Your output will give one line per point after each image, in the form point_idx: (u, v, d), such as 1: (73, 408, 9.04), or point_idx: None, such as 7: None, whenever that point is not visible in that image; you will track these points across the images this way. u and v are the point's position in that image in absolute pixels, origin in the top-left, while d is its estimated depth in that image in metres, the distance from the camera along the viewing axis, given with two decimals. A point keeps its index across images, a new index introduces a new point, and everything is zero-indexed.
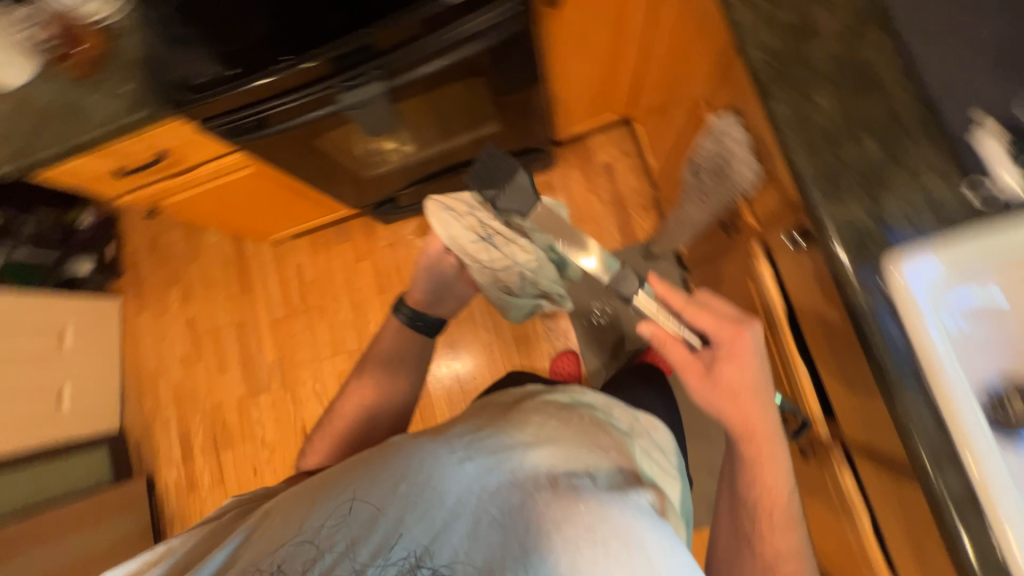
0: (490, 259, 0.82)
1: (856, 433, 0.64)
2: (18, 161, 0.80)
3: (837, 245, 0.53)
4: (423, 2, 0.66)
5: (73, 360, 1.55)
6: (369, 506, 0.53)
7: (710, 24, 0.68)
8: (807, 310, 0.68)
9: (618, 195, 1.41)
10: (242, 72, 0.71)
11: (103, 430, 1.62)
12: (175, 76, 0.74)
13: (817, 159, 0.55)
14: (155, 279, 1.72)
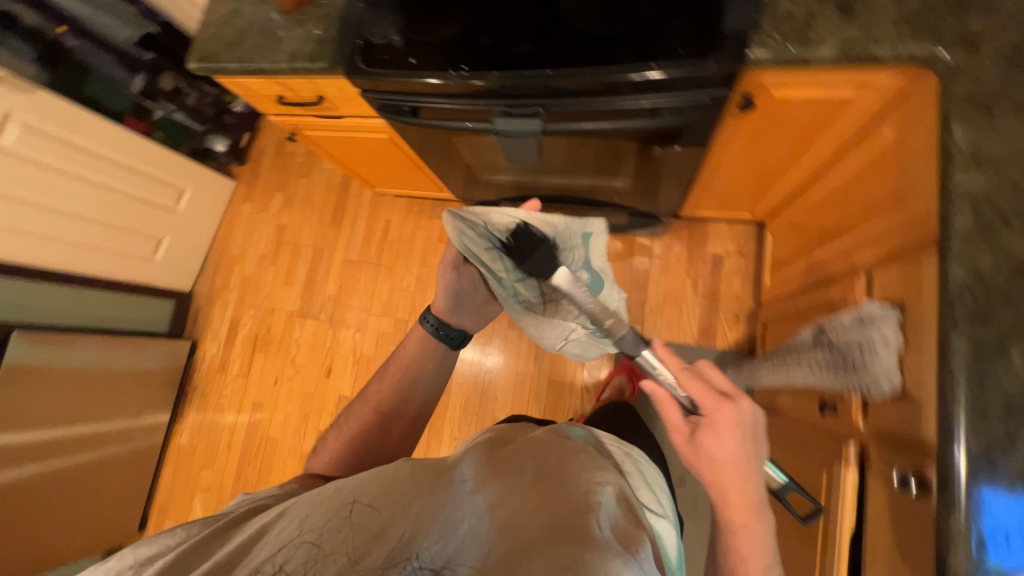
0: (505, 272, 0.76)
1: None
2: (206, 63, 0.87)
3: (959, 529, 0.45)
4: (613, 66, 0.63)
5: (178, 219, 1.72)
6: (384, 517, 0.48)
7: (911, 202, 0.59)
8: (878, 551, 0.59)
9: (713, 292, 1.32)
10: (417, 65, 0.73)
11: (176, 287, 1.79)
12: (359, 44, 0.77)
13: (978, 420, 0.46)
14: (268, 179, 1.87)
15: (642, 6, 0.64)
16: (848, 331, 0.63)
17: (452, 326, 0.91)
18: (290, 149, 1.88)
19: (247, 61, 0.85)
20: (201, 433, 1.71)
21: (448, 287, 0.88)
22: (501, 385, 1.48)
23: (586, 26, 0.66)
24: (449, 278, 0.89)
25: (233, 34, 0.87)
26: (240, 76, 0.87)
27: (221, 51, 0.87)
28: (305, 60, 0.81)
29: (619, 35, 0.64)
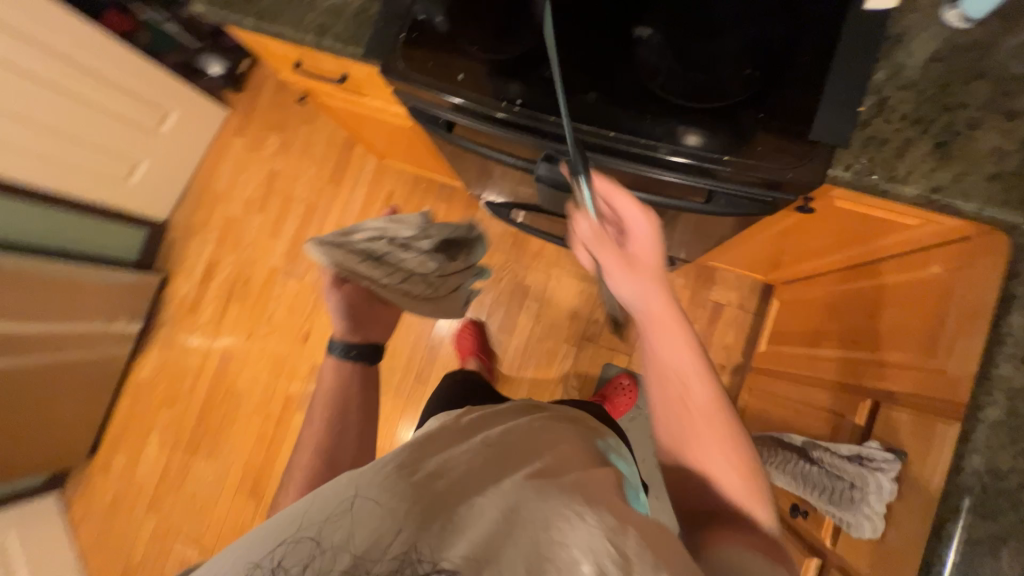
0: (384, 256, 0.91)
1: None
2: (215, 8, 0.74)
3: None
4: (686, 149, 0.57)
5: (159, 143, 1.56)
6: (385, 508, 0.40)
7: (941, 358, 0.59)
8: None
9: (705, 338, 1.32)
10: (465, 86, 0.64)
11: (150, 215, 1.66)
12: (400, 37, 0.66)
13: None
14: (265, 115, 1.70)
15: (731, 84, 0.57)
16: (846, 465, 0.63)
17: (348, 342, 0.94)
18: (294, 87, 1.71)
19: (265, 19, 0.72)
20: (163, 373, 1.65)
21: (335, 305, 0.94)
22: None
23: (664, 91, 0.59)
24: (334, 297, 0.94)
25: None
26: (255, 34, 0.75)
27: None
28: (335, 39, 0.70)
29: (698, 112, 0.57)
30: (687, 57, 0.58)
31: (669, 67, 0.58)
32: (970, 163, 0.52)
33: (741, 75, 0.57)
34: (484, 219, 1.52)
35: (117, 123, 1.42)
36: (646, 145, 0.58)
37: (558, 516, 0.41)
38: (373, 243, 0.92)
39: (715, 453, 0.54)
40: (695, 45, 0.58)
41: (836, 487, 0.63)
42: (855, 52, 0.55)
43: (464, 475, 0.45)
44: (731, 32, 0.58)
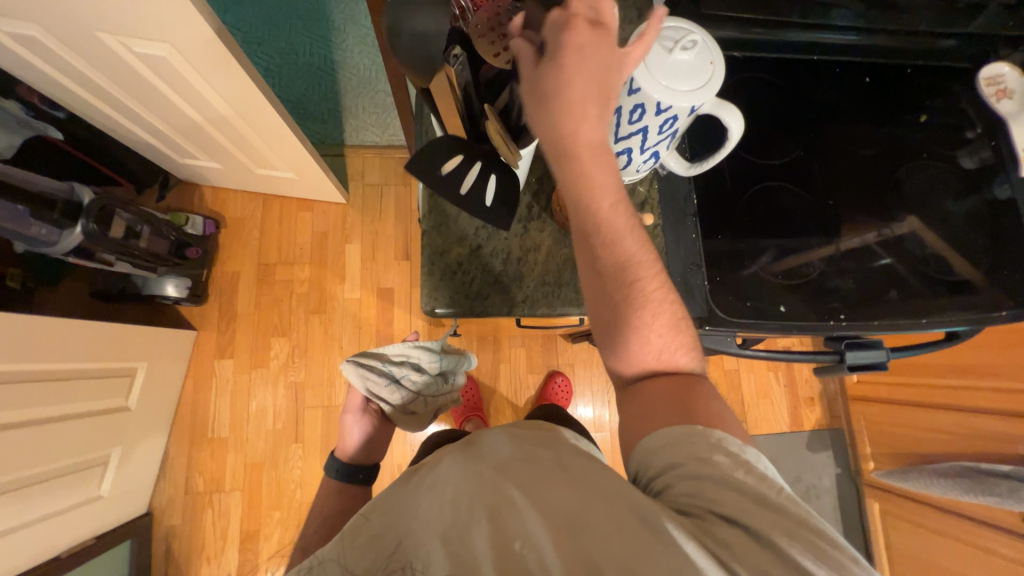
0: (402, 387, 0.90)
1: None
2: (466, 308, 0.61)
3: None
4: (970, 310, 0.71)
5: (135, 416, 1.13)
6: (368, 524, 0.47)
7: None
8: None
9: (793, 382, 1.52)
10: (786, 318, 0.69)
11: (129, 513, 1.17)
12: (708, 291, 0.69)
13: None
14: (256, 319, 1.36)
15: (969, 256, 0.73)
16: None
17: (359, 463, 0.91)
18: (280, 276, 1.39)
19: (539, 303, 0.63)
20: None
21: (360, 428, 0.95)
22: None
23: (932, 268, 0.73)
24: (363, 418, 0.96)
25: (498, 263, 0.63)
26: (519, 319, 0.64)
27: (487, 289, 0.62)
28: None
29: (967, 275, 0.73)
30: (938, 244, 0.74)
31: (942, 237, 0.74)
32: None
33: (977, 244, 0.74)
34: (567, 349, 1.46)
35: (81, 423, 0.98)
36: (934, 315, 0.70)
37: (478, 513, 0.42)
38: (399, 365, 0.91)
39: (646, 326, 0.52)
40: (942, 228, 0.75)
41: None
42: None
43: (428, 488, 0.47)
44: (956, 210, 0.76)
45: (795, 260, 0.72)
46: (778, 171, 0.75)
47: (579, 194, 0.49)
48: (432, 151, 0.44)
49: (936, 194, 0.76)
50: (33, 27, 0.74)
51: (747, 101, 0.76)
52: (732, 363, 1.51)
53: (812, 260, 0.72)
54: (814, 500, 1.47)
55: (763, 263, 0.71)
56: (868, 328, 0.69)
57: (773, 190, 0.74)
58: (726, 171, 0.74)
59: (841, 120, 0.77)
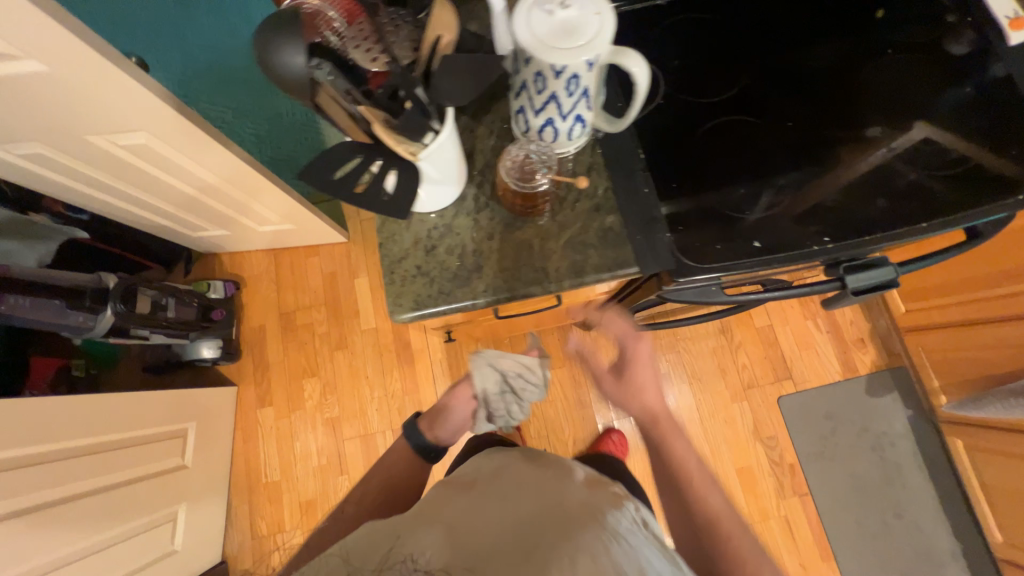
0: (507, 403, 0.80)
1: None
2: (429, 307, 0.63)
3: None
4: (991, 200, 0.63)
5: (193, 473, 1.23)
6: (437, 520, 0.54)
7: None
8: None
9: (836, 326, 1.41)
10: (769, 250, 0.64)
11: (206, 565, 1.26)
12: (679, 239, 0.65)
13: None
14: (286, 365, 1.44)
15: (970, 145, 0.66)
16: None
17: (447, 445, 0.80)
18: (301, 321, 1.47)
19: (501, 289, 0.63)
20: None
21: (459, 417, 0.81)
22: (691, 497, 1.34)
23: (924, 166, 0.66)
24: (467, 409, 0.82)
25: (454, 258, 0.64)
26: (486, 308, 0.64)
27: (448, 285, 0.64)
28: (595, 271, 0.64)
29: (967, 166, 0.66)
30: (926, 138, 0.67)
31: (931, 130, 0.67)
32: None
33: (978, 129, 0.67)
34: (585, 338, 1.44)
35: (144, 485, 1.08)
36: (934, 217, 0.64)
37: (542, 542, 0.49)
38: (517, 379, 0.78)
39: (732, 547, 0.64)
40: (929, 120, 0.68)
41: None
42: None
43: (500, 512, 0.54)
44: (942, 98, 0.69)
45: (767, 187, 0.68)
46: (729, 105, 0.72)
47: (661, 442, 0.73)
48: (336, 154, 0.49)
49: (912, 90, 0.70)
50: (37, 145, 0.85)
51: (683, 44, 0.74)
52: (762, 318, 1.43)
53: (785, 188, 0.68)
54: (887, 447, 1.34)
55: (734, 200, 0.67)
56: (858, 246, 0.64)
57: (728, 126, 0.71)
58: (673, 120, 0.72)
59: (791, 38, 0.74)
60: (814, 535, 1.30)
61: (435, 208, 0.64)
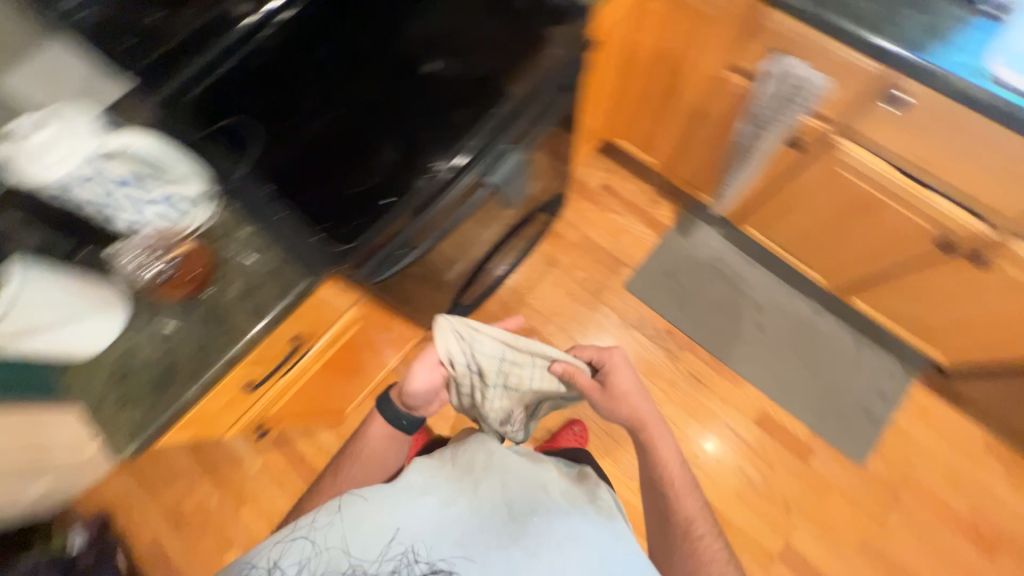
0: (471, 374, 0.89)
1: (1008, 204, 0.82)
2: (146, 429, 0.64)
3: (950, 78, 0.73)
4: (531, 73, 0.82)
5: None
6: (409, 504, 0.67)
7: (719, 16, 0.93)
8: (920, 151, 0.86)
9: (627, 202, 1.62)
10: (399, 198, 0.74)
11: None
12: (327, 230, 0.71)
13: (889, 38, 0.76)
14: (200, 555, 1.34)
15: (498, 39, 0.82)
16: (781, 86, 0.92)
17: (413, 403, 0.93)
18: (192, 505, 1.38)
19: (201, 372, 0.67)
20: None
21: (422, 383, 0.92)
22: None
23: (484, 67, 0.82)
24: (434, 375, 0.93)
25: (150, 371, 0.66)
26: (205, 392, 0.67)
27: (156, 398, 0.65)
28: (276, 301, 0.70)
29: (511, 44, 0.82)
30: (469, 46, 0.81)
31: (471, 40, 0.82)
32: None
33: (501, 23, 0.83)
34: None
35: None
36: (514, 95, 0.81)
37: (499, 526, 0.66)
38: (485, 353, 0.88)
39: (697, 524, 0.84)
40: (464, 34, 0.82)
41: (780, 90, 0.93)
42: None
43: (462, 495, 0.70)
44: (469, 13, 0.84)
45: (378, 148, 0.76)
46: (322, 99, 0.79)
47: (644, 445, 0.88)
48: None
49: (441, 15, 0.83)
50: None
51: (251, 76, 0.80)
52: (574, 231, 1.60)
53: (392, 141, 0.76)
54: (721, 267, 1.53)
55: (357, 174, 0.75)
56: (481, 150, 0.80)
57: (323, 118, 0.78)
58: (273, 139, 0.76)
59: (335, 27, 0.83)
60: (714, 369, 1.44)
61: (96, 345, 0.65)
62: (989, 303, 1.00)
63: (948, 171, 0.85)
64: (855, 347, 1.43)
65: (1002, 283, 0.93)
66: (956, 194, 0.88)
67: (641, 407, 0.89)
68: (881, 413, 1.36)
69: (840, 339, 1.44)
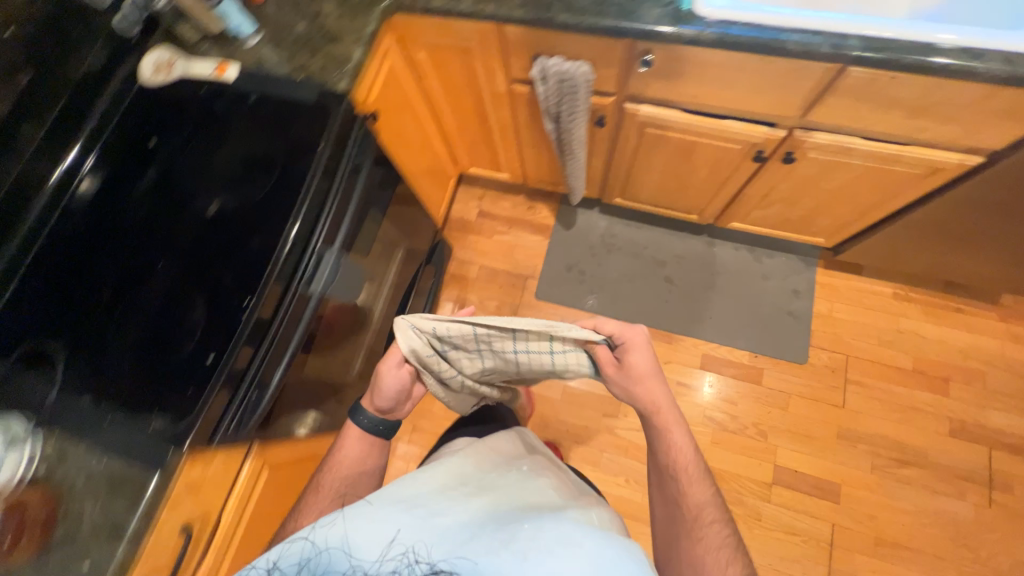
0: (448, 360, 0.78)
1: (783, 107, 0.88)
2: None
3: (671, 29, 0.78)
4: (312, 166, 0.78)
5: None
6: (423, 507, 0.59)
7: (474, 44, 0.97)
8: (692, 91, 0.91)
9: (507, 218, 1.65)
10: (220, 352, 0.69)
11: None
12: (160, 418, 0.68)
13: (608, 14, 0.80)
14: None
15: (267, 151, 0.80)
16: (550, 83, 0.96)
17: (386, 405, 0.82)
18: None
19: None
20: None
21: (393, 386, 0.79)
22: (574, 414, 1.43)
23: (261, 184, 0.78)
24: (403, 374, 0.79)
25: None
26: None
27: None
28: (134, 511, 0.66)
29: (290, 147, 0.80)
30: (242, 170, 0.79)
31: (241, 163, 0.79)
32: (343, 32, 0.88)
33: (264, 136, 0.81)
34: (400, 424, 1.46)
35: None
36: (306, 194, 0.76)
37: (501, 526, 0.58)
38: (457, 340, 0.74)
39: (702, 501, 0.80)
40: (233, 161, 0.80)
41: (551, 87, 0.96)
42: (258, 85, 0.85)
43: (473, 506, 0.62)
44: (232, 139, 0.82)
45: (185, 311, 0.72)
46: (121, 280, 0.76)
47: (657, 426, 0.81)
48: None
49: (216, 144, 0.82)
50: None
51: (37, 292, 0.76)
52: (471, 266, 1.61)
53: (196, 299, 0.72)
54: (612, 240, 1.57)
55: (173, 346, 0.71)
56: (283, 261, 0.73)
57: (124, 302, 0.75)
58: (78, 348, 0.72)
59: (115, 204, 0.81)
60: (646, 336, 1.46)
61: None
62: (822, 185, 1.07)
63: (723, 99, 0.91)
64: (754, 259, 1.49)
65: (820, 168, 1.00)
66: (741, 113, 0.94)
67: (658, 387, 0.80)
68: (801, 308, 1.43)
69: (739, 258, 1.50)
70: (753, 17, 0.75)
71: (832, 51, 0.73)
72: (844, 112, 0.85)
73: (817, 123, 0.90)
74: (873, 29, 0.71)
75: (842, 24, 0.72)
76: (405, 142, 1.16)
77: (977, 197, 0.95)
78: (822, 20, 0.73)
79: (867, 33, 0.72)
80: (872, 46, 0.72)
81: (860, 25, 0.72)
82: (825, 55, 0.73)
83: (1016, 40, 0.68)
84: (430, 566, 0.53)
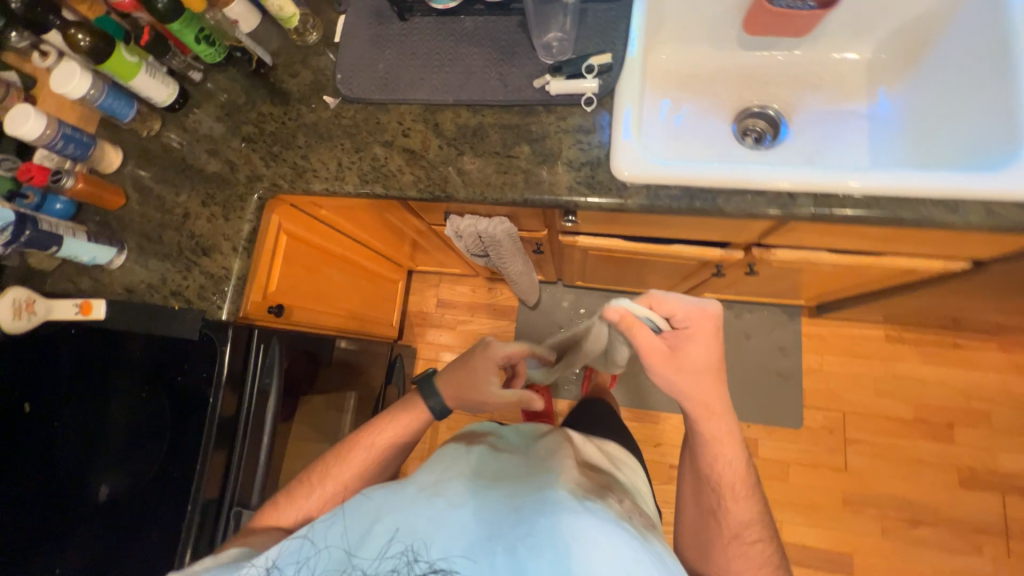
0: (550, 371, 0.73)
1: (736, 236, 0.76)
2: None
3: (588, 198, 0.65)
4: (205, 427, 0.68)
5: None
6: (422, 497, 0.49)
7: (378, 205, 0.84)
8: (631, 228, 0.79)
9: (468, 305, 1.54)
10: None
11: None
12: None
13: (511, 186, 0.68)
14: None
15: (159, 410, 0.71)
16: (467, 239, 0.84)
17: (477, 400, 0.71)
18: None
19: None
20: None
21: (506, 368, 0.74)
22: None
23: (161, 451, 0.70)
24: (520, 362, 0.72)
25: None
26: None
27: None
28: None
29: (178, 402, 0.71)
30: (136, 438, 0.71)
31: (135, 429, 0.71)
32: (219, 239, 0.76)
33: (152, 390, 0.72)
34: None
35: None
36: (209, 459, 0.68)
37: (519, 518, 0.45)
38: None
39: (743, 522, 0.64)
40: (126, 427, 0.72)
41: (470, 241, 0.84)
42: (130, 322, 0.74)
43: (490, 484, 0.51)
44: (119, 396, 0.73)
45: None
46: None
47: (705, 434, 0.65)
48: None
49: (103, 405, 0.73)
50: None
51: None
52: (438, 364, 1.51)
53: None
54: (582, 316, 1.47)
55: None
56: (197, 544, 0.66)
57: None
58: None
59: None
60: (631, 421, 1.36)
61: None
62: (794, 276, 0.96)
63: (667, 232, 0.79)
64: (737, 317, 1.38)
65: (788, 269, 0.89)
66: (690, 239, 0.82)
67: (715, 387, 0.64)
68: (791, 365, 1.34)
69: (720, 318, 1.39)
70: (682, 176, 0.62)
71: (781, 213, 0.61)
72: (806, 239, 0.73)
73: (776, 244, 0.78)
74: (824, 185, 0.59)
75: (789, 181, 0.60)
76: (329, 295, 1.04)
77: (964, 286, 0.85)
78: (762, 175, 0.61)
79: (818, 188, 0.60)
80: (825, 203, 0.60)
81: (809, 177, 0.60)
82: (772, 217, 0.62)
83: (995, 187, 0.56)
84: (431, 565, 0.43)
